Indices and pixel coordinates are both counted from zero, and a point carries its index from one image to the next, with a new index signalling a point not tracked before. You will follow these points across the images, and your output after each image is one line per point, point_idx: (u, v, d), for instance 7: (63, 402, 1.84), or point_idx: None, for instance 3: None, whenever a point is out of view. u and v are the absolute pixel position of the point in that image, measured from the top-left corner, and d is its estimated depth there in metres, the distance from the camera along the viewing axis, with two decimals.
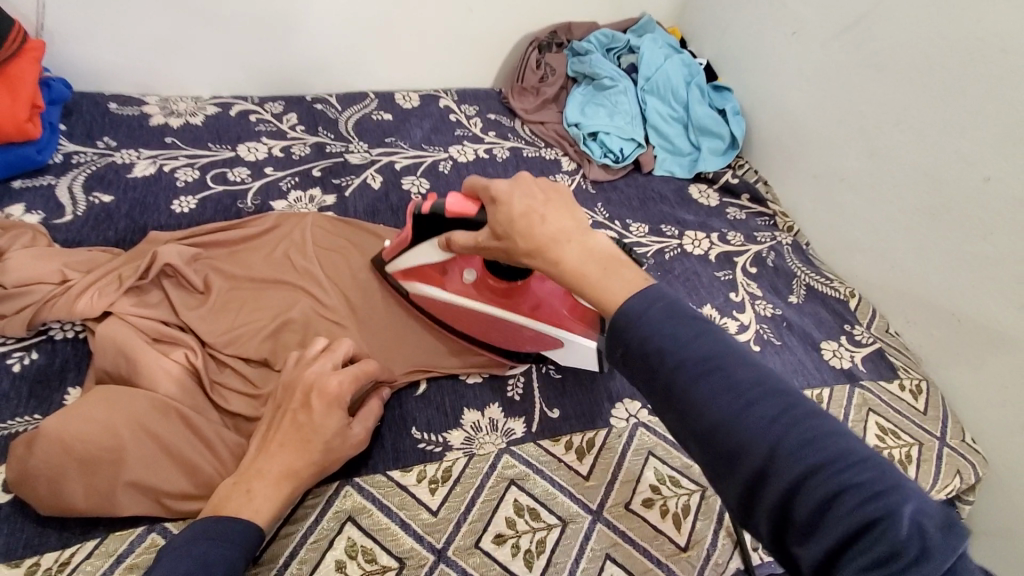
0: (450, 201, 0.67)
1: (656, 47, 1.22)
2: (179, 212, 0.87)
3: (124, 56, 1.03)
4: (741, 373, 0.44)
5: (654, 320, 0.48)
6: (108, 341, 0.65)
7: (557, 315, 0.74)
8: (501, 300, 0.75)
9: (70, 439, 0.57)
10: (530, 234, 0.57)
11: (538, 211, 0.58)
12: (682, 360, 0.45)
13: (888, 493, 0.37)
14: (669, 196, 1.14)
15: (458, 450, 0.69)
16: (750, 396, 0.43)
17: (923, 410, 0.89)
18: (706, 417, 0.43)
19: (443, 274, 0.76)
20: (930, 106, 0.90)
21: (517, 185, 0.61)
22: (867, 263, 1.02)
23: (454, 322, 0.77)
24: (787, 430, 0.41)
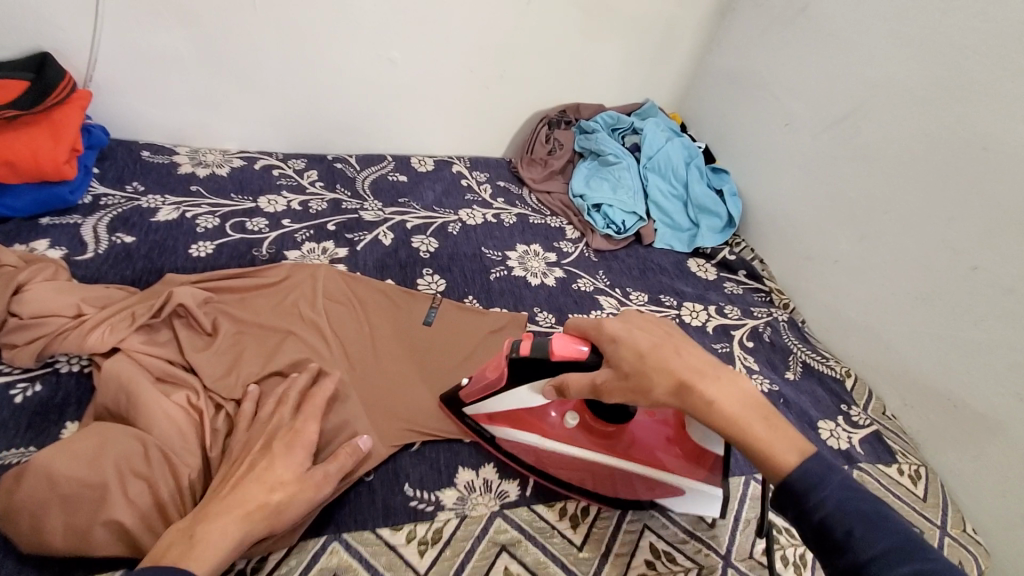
0: (556, 343, 0.64)
1: (658, 129, 1.30)
2: (196, 256, 0.90)
3: (162, 109, 1.10)
4: (849, 487, 0.50)
5: (723, 390, 0.56)
6: (111, 376, 0.66)
7: (661, 453, 0.69)
8: (603, 443, 0.71)
9: (58, 476, 0.56)
10: (666, 376, 0.57)
11: (668, 346, 0.59)
12: (786, 451, 0.53)
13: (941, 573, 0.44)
14: (668, 268, 1.18)
15: (450, 510, 0.68)
16: (848, 501, 0.49)
17: (922, 496, 0.88)
18: (822, 509, 0.49)
19: (537, 421, 0.72)
20: (914, 196, 0.96)
21: (632, 324, 0.63)
22: (861, 344, 1.05)
23: (555, 467, 0.72)
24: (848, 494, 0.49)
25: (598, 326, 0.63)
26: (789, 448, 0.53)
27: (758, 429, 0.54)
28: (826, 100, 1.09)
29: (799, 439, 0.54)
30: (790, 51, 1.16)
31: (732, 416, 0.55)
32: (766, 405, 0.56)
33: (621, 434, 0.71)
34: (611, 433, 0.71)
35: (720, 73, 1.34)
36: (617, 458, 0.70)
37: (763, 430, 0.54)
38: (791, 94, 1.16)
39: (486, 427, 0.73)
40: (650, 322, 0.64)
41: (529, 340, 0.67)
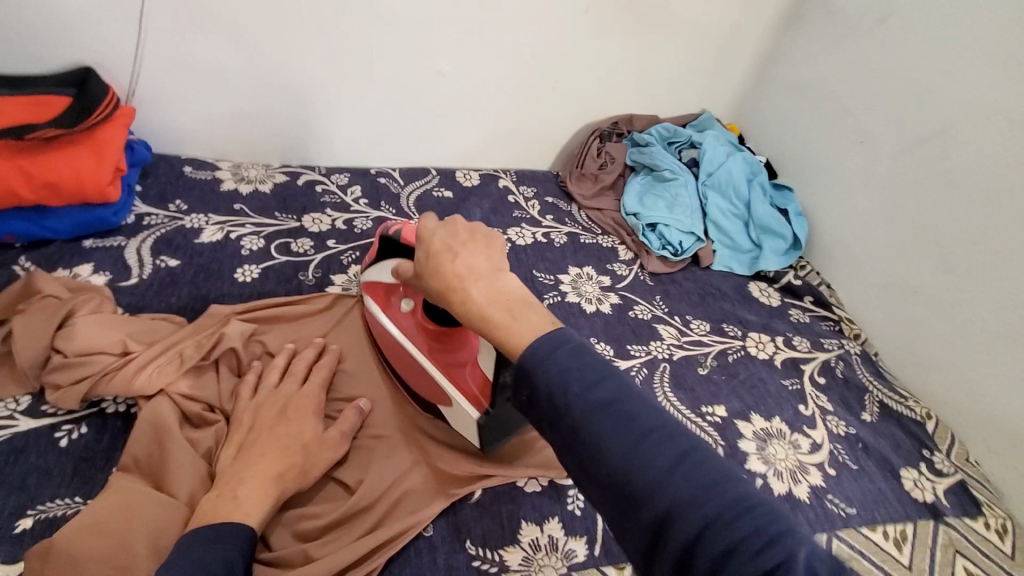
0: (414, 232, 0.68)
1: (718, 143, 1.23)
2: (242, 281, 0.86)
3: (204, 122, 1.06)
4: (647, 412, 0.42)
5: (562, 367, 0.44)
6: (146, 429, 0.62)
7: (467, 382, 0.67)
8: (429, 346, 0.71)
9: (83, 557, 0.51)
10: (439, 275, 0.53)
11: (453, 250, 0.54)
12: (619, 448, 0.40)
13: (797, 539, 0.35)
14: (729, 293, 1.10)
15: (516, 572, 0.63)
16: (714, 497, 0.37)
17: (1011, 554, 0.80)
18: (656, 505, 0.38)
19: (390, 303, 0.75)
20: (1013, 225, 0.87)
21: (450, 228, 0.56)
22: (942, 384, 0.96)
23: (389, 351, 0.75)
24: (708, 489, 0.38)
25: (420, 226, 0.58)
26: (534, 333, 0.47)
27: (526, 324, 0.48)
28: (910, 115, 1.01)
29: (552, 322, 0.49)
30: (868, 63, 1.08)
31: (470, 300, 0.51)
32: (532, 309, 0.50)
33: (450, 344, 0.70)
34: (442, 338, 0.71)
35: (784, 82, 1.26)
36: (438, 369, 0.69)
37: (502, 315, 0.49)
38: (868, 108, 1.08)
39: (369, 288, 0.77)
40: (478, 230, 0.56)
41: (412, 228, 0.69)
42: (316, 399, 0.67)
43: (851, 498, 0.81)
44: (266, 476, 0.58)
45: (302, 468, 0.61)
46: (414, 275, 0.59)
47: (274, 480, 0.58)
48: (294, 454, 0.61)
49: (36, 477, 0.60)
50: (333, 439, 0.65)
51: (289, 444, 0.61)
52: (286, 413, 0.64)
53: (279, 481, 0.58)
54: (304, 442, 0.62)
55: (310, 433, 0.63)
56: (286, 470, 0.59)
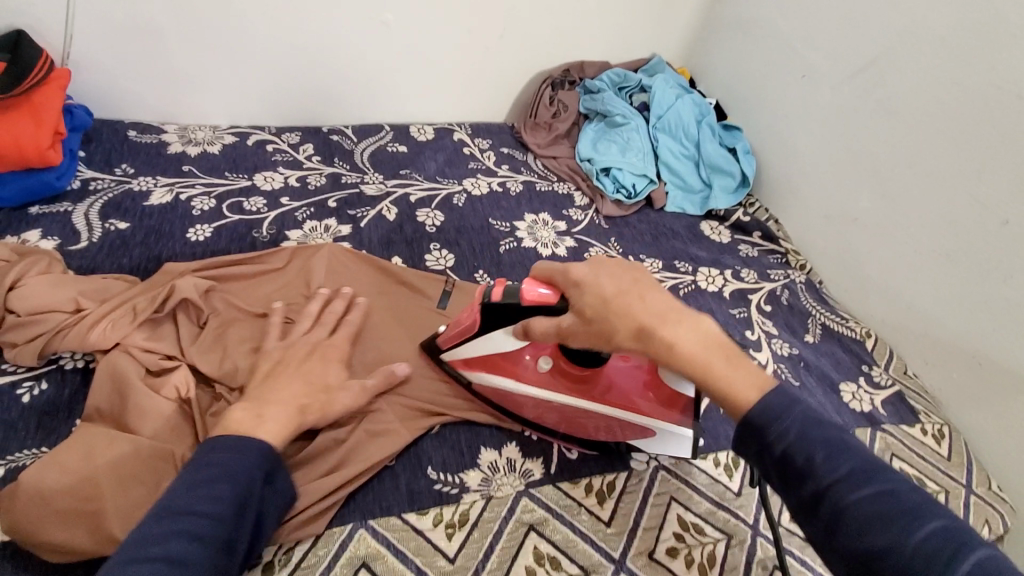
0: (526, 290, 0.62)
1: (668, 86, 1.25)
2: (194, 240, 0.86)
3: (145, 84, 1.04)
4: (839, 439, 0.47)
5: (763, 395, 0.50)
6: (105, 379, 0.64)
7: (638, 398, 0.69)
8: (581, 389, 0.70)
9: (50, 492, 0.53)
10: (623, 320, 0.54)
11: (633, 292, 0.55)
12: (806, 459, 0.46)
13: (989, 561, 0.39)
14: (681, 232, 1.14)
15: (476, 492, 0.67)
16: (900, 510, 0.43)
17: (946, 456, 0.87)
18: (855, 533, 0.43)
19: (510, 363, 0.71)
20: (943, 147, 0.91)
21: (596, 269, 0.58)
22: (881, 305, 1.02)
23: (531, 412, 0.72)
24: (900, 504, 0.43)
25: (568, 274, 0.60)
26: (745, 383, 0.51)
27: (742, 373, 0.52)
28: (849, 46, 1.03)
29: (757, 373, 0.52)
30: None
31: (673, 349, 0.53)
32: (738, 358, 0.53)
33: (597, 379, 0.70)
34: (587, 379, 0.70)
35: (732, 22, 1.27)
36: (611, 407, 0.68)
37: (703, 363, 0.53)
38: (809, 42, 1.10)
39: (472, 365, 0.72)
40: (625, 267, 0.58)
41: (501, 286, 0.66)
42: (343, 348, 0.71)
43: None
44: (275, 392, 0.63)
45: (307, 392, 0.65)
46: (574, 321, 0.59)
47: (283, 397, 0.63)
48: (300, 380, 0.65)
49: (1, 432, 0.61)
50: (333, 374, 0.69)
51: (314, 382, 0.65)
52: (318, 355, 0.68)
53: (301, 412, 0.62)
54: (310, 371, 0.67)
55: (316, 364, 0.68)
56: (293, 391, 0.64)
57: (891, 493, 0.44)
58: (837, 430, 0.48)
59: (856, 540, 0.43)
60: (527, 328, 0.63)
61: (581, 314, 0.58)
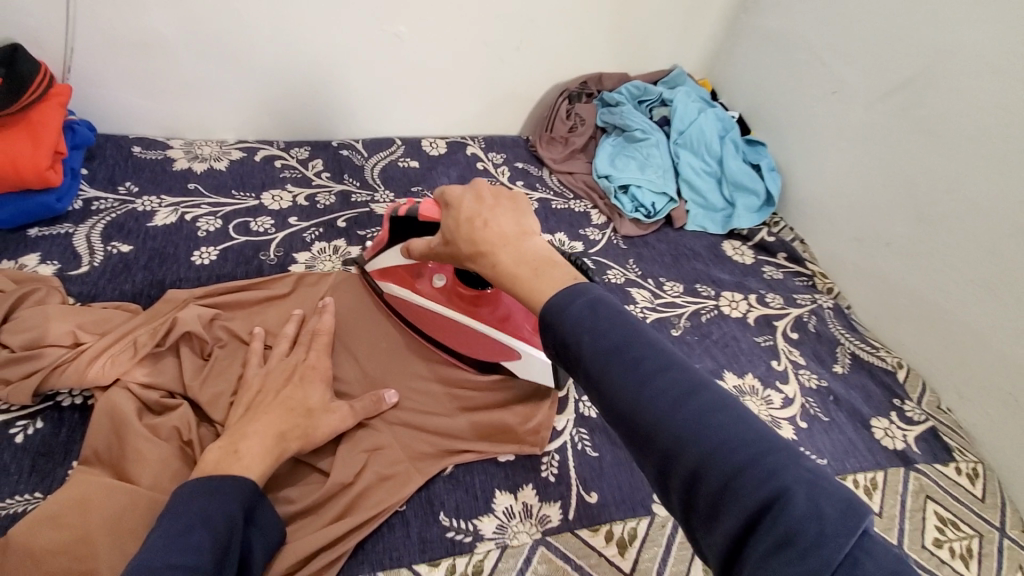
0: (423, 205, 0.66)
1: (689, 100, 1.20)
2: (199, 264, 0.83)
3: (152, 98, 1.01)
4: (666, 359, 0.42)
5: (576, 312, 0.45)
6: (103, 419, 0.60)
7: (524, 329, 0.73)
8: (468, 309, 0.75)
9: (42, 551, 0.50)
10: (473, 239, 0.54)
11: (482, 217, 0.54)
12: (622, 384, 0.41)
13: (800, 481, 0.35)
14: (703, 253, 1.10)
15: (491, 541, 0.63)
16: (724, 440, 0.37)
17: (980, 497, 0.83)
18: (688, 469, 0.37)
19: (414, 279, 0.78)
20: (981, 169, 0.86)
21: (469, 190, 0.58)
22: (915, 334, 0.97)
23: (428, 328, 0.76)
24: (738, 436, 0.37)
25: (442, 196, 0.60)
26: (552, 287, 0.48)
27: (550, 280, 0.49)
28: (883, 62, 0.98)
29: (571, 277, 0.49)
30: (841, 9, 1.04)
31: (499, 264, 0.52)
32: (555, 268, 0.51)
33: (491, 306, 0.75)
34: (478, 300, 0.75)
35: (757, 33, 1.22)
36: (491, 327, 0.73)
37: (523, 269, 0.51)
38: (838, 55, 1.05)
39: (389, 275, 0.79)
40: (500, 191, 0.57)
41: (409, 203, 0.70)
42: (322, 366, 0.68)
43: (823, 450, 0.82)
44: (269, 434, 0.59)
45: (305, 429, 0.61)
46: (439, 243, 0.60)
47: (277, 438, 0.59)
48: (298, 417, 0.61)
49: None
50: (339, 409, 0.65)
51: (294, 406, 0.62)
52: (297, 377, 0.66)
53: (281, 440, 0.59)
54: (309, 407, 0.63)
55: (316, 399, 0.64)
56: (289, 430, 0.60)
57: (739, 444, 0.37)
58: (682, 361, 0.42)
59: (736, 522, 0.35)
60: (406, 248, 0.67)
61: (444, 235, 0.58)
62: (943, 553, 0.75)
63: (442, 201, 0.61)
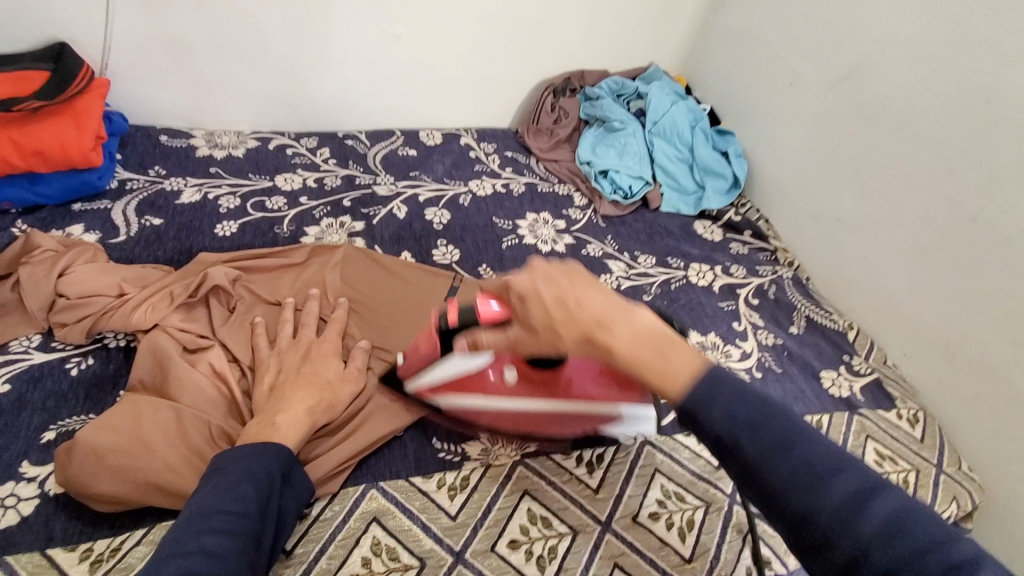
0: (481, 308, 0.64)
1: (663, 93, 1.32)
2: (222, 235, 0.94)
3: (176, 93, 1.13)
4: (780, 419, 0.49)
5: (693, 378, 0.51)
6: (147, 354, 0.71)
7: (603, 392, 0.73)
8: (547, 391, 0.73)
9: (102, 450, 0.60)
10: (571, 323, 0.52)
11: (570, 302, 0.52)
12: (751, 445, 0.48)
13: (902, 512, 0.44)
14: (675, 230, 1.20)
15: (476, 460, 0.73)
16: (844, 487, 0.45)
17: (919, 438, 0.92)
18: (816, 512, 0.45)
19: (475, 382, 0.73)
20: (914, 147, 0.98)
21: (537, 276, 0.55)
22: (864, 299, 1.08)
23: (513, 420, 0.75)
24: (850, 479, 0.46)
25: (510, 288, 0.57)
26: (682, 368, 0.51)
27: (677, 360, 0.51)
28: (831, 55, 1.10)
29: (692, 355, 0.52)
30: (796, 9, 1.16)
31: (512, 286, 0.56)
32: (672, 344, 0.52)
33: (556, 382, 0.72)
34: (550, 381, 0.72)
35: (725, 32, 1.34)
36: (580, 399, 0.72)
37: (638, 351, 0.51)
38: (794, 49, 1.17)
39: (435, 391, 0.74)
40: (562, 269, 0.55)
41: (456, 311, 0.67)
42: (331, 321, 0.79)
43: (775, 397, 0.92)
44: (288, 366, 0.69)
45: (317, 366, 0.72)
46: (522, 333, 0.59)
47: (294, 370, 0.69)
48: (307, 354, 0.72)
49: (53, 400, 0.69)
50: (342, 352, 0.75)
51: None
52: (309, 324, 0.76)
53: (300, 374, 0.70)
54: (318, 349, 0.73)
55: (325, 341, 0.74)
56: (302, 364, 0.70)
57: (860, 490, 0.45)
58: (794, 419, 0.50)
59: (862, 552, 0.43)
60: (475, 341, 0.65)
61: (530, 325, 0.56)
62: None
63: (509, 292, 0.59)
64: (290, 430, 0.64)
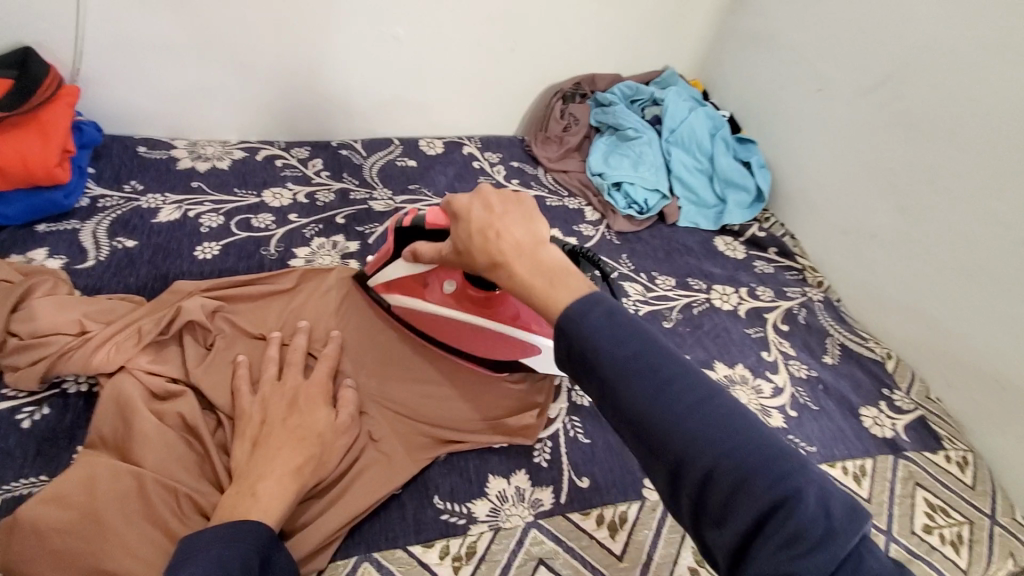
0: (430, 213, 0.69)
1: (680, 99, 1.23)
2: (201, 259, 0.86)
3: (156, 100, 1.04)
4: (682, 377, 0.43)
5: (596, 327, 0.44)
6: (109, 405, 0.62)
7: (535, 323, 0.75)
8: (480, 311, 0.76)
9: (48, 529, 0.52)
10: (485, 248, 0.52)
11: (495, 228, 0.53)
12: (642, 399, 0.42)
13: (805, 491, 0.38)
14: (695, 248, 1.12)
15: (484, 522, 0.65)
16: (749, 458, 0.39)
17: (971, 484, 0.84)
18: (714, 485, 0.39)
19: (419, 288, 0.77)
20: (959, 161, 0.89)
21: (477, 199, 0.55)
22: (903, 326, 0.99)
23: (442, 332, 0.77)
24: (756, 452, 0.40)
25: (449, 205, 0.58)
26: (569, 296, 0.47)
27: (570, 286, 0.48)
28: (864, 60, 1.01)
29: (587, 284, 0.48)
30: (824, 10, 1.07)
31: (516, 277, 0.50)
32: (570, 275, 0.49)
33: (499, 304, 0.75)
34: (488, 301, 0.75)
35: (745, 34, 1.25)
36: (506, 326, 0.75)
37: (540, 281, 0.49)
38: (823, 53, 1.08)
39: (392, 286, 0.79)
40: (506, 196, 0.55)
41: (412, 214, 0.72)
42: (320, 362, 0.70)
43: (812, 438, 0.84)
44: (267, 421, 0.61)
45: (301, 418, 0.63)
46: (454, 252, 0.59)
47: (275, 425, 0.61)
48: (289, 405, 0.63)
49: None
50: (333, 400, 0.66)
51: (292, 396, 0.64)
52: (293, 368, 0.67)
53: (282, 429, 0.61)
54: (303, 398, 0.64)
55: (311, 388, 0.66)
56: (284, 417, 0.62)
57: (762, 466, 0.39)
58: (699, 380, 0.43)
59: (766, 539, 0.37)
60: (414, 251, 0.70)
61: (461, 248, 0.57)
62: (933, 538, 0.76)
63: (446, 205, 0.59)
64: (271, 501, 0.55)
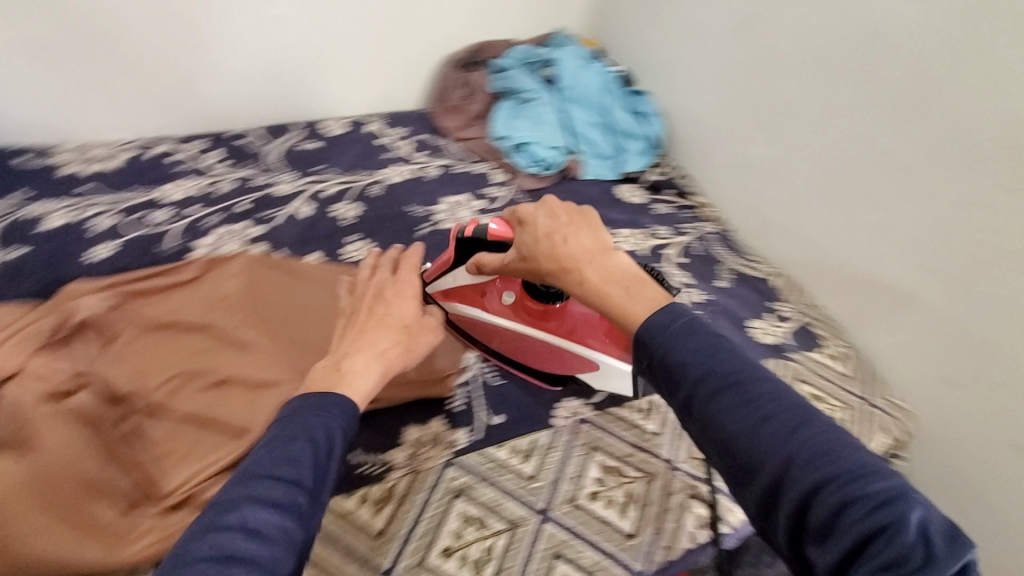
0: (495, 226, 0.70)
1: (572, 58, 1.27)
2: (98, 260, 0.85)
3: (28, 107, 0.99)
4: (766, 386, 0.44)
5: (673, 336, 0.48)
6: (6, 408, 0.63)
7: (592, 338, 0.76)
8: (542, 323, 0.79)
9: None
10: (553, 254, 0.59)
11: (560, 233, 0.60)
12: (729, 412, 0.43)
13: (898, 498, 0.37)
14: (599, 198, 1.17)
15: (401, 469, 0.69)
16: (830, 461, 0.39)
17: (847, 374, 0.94)
18: (795, 490, 0.39)
19: (477, 299, 0.80)
20: (817, 87, 0.97)
21: (543, 208, 0.62)
22: (785, 245, 1.08)
23: (501, 343, 0.81)
24: (832, 451, 0.40)
25: (517, 212, 0.65)
26: (646, 306, 0.52)
27: (643, 296, 0.53)
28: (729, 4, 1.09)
29: (662, 295, 0.53)
30: None
31: (587, 281, 0.57)
32: (645, 285, 0.55)
33: (560, 318, 0.79)
34: (551, 314, 0.79)
35: None
36: (568, 341, 0.77)
37: (617, 291, 0.55)
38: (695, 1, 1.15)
39: (451, 294, 0.81)
40: (572, 209, 0.62)
41: (473, 224, 0.73)
42: None
43: None
44: None
45: None
46: (516, 257, 0.66)
47: None
48: None
49: None
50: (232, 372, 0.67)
51: None
52: None
53: None
54: None
55: None
56: None
57: (845, 470, 0.38)
58: (783, 392, 0.44)
59: (847, 541, 0.36)
60: (478, 262, 0.73)
61: (525, 254, 0.63)
62: None
63: (513, 216, 0.66)
64: None
